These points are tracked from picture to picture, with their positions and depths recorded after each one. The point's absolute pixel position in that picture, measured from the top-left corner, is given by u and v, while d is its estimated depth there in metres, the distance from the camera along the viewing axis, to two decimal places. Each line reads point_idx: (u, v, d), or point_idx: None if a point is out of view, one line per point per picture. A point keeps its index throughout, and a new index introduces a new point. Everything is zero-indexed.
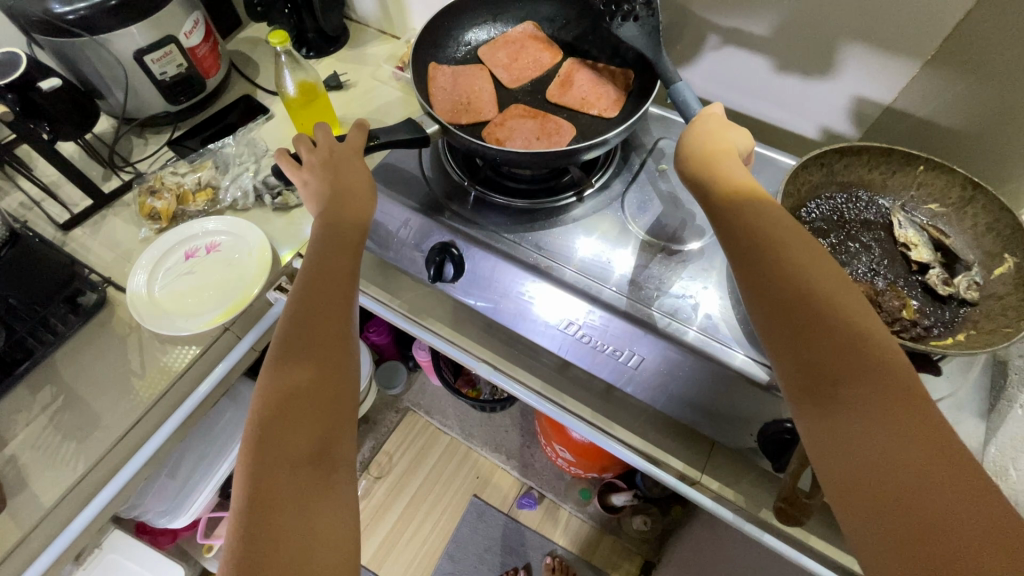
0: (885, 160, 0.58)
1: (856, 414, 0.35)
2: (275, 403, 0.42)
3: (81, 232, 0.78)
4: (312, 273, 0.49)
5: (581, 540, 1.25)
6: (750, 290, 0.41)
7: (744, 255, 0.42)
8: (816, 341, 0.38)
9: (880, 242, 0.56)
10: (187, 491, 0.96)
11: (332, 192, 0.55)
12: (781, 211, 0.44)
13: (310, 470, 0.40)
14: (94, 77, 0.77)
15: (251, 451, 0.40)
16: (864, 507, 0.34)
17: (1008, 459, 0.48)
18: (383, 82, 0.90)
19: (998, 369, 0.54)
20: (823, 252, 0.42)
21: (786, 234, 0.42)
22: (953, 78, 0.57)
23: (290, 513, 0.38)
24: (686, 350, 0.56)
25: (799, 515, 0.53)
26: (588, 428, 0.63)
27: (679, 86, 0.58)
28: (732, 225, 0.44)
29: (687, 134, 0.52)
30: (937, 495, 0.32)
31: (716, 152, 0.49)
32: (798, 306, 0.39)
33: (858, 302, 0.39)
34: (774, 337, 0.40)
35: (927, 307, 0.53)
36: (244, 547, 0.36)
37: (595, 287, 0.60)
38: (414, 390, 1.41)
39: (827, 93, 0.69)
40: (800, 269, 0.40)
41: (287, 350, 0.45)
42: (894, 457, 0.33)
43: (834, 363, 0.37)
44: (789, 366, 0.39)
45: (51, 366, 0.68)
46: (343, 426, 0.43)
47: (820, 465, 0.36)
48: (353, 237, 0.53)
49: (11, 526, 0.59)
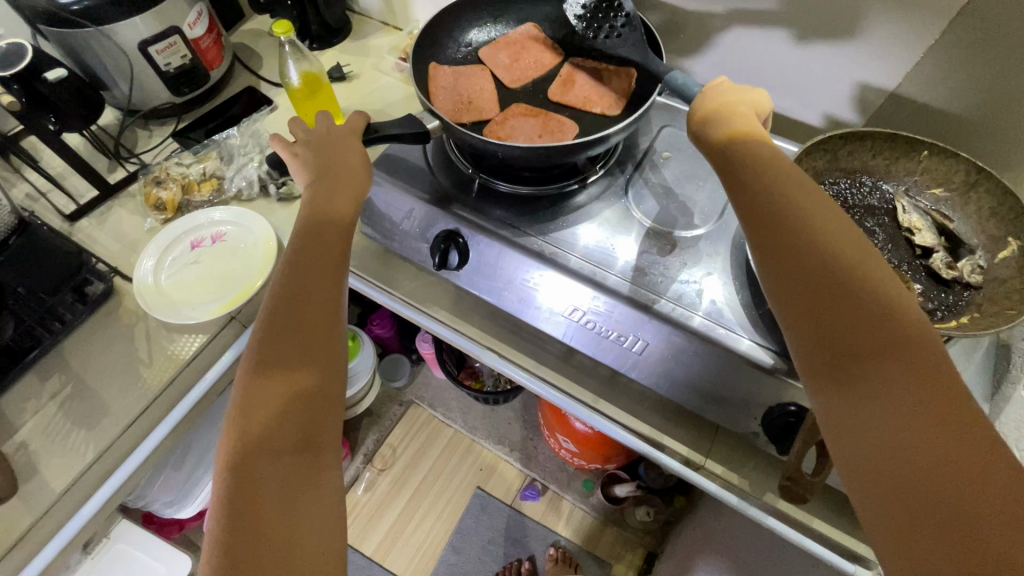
0: (890, 145, 0.58)
1: (878, 391, 0.35)
2: (258, 394, 0.42)
3: (87, 223, 0.78)
4: (303, 258, 0.48)
5: (585, 532, 1.25)
6: (773, 262, 0.41)
7: (765, 228, 0.41)
8: (839, 316, 0.37)
9: (884, 228, 0.57)
10: (192, 482, 0.98)
11: (326, 171, 0.56)
12: (801, 178, 0.43)
13: (295, 462, 0.40)
14: (99, 68, 0.78)
15: (232, 442, 0.40)
16: (875, 482, 0.33)
17: (1018, 439, 0.49)
18: (385, 74, 0.90)
19: (1002, 353, 0.54)
20: (852, 225, 0.41)
21: (813, 206, 0.41)
22: (955, 62, 0.57)
23: (270, 504, 0.38)
24: (692, 335, 0.57)
25: (805, 493, 0.52)
26: (585, 410, 0.63)
27: (677, 75, 0.56)
28: (755, 194, 0.43)
29: (704, 95, 0.51)
30: (959, 475, 0.31)
31: (731, 106, 0.49)
32: (824, 280, 0.38)
33: (885, 277, 0.38)
34: (795, 312, 0.39)
35: (931, 291, 0.53)
36: (224, 538, 0.36)
37: (599, 273, 0.61)
38: (418, 383, 1.41)
39: (830, 80, 0.70)
40: (826, 243, 0.39)
41: (272, 338, 0.44)
42: (916, 436, 0.33)
43: (858, 340, 0.36)
44: (807, 339, 0.38)
45: (59, 355, 0.69)
46: (328, 415, 0.43)
47: (839, 443, 0.36)
48: (340, 224, 0.52)
49: (22, 511, 0.60)
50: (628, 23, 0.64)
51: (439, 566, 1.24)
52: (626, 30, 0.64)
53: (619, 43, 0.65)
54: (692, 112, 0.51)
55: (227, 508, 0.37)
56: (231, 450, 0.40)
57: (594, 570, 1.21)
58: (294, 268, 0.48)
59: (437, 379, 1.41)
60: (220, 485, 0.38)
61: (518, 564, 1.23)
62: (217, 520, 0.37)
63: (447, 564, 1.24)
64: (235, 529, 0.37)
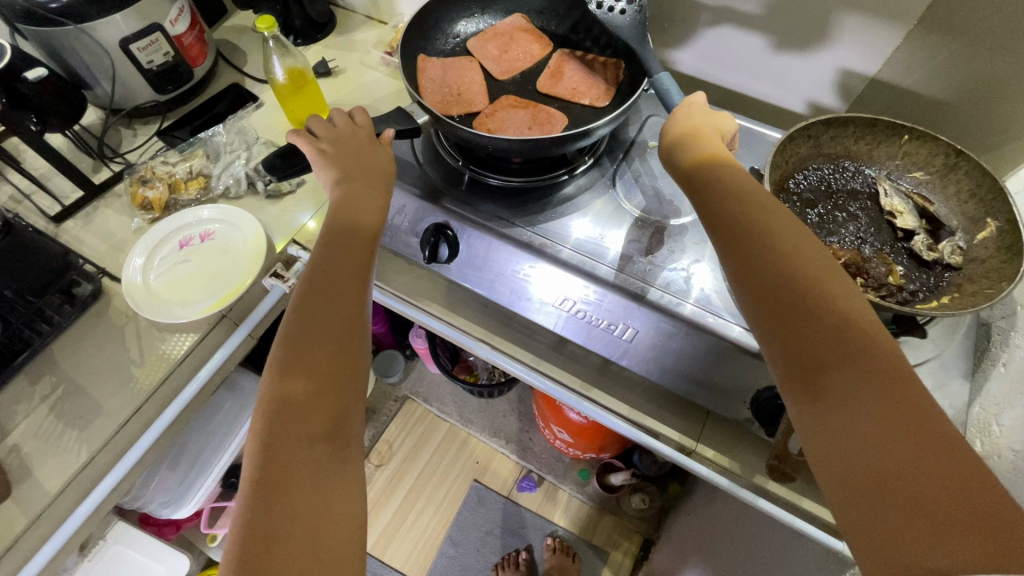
0: (871, 130, 0.59)
1: (845, 399, 0.35)
2: (280, 393, 0.42)
3: (73, 224, 0.77)
4: (323, 265, 0.49)
5: (581, 521, 1.26)
6: (739, 277, 0.42)
7: (735, 244, 0.42)
8: (803, 327, 0.38)
9: (867, 211, 0.58)
10: (188, 484, 0.96)
11: (348, 167, 0.57)
12: (763, 196, 0.44)
13: (324, 453, 0.40)
14: (80, 67, 0.77)
15: (257, 438, 0.40)
16: (851, 489, 0.33)
17: (991, 414, 0.50)
18: (373, 69, 0.90)
19: (982, 331, 0.55)
20: (813, 240, 0.42)
21: (774, 222, 0.42)
22: (932, 49, 0.58)
23: (304, 487, 0.38)
24: (681, 322, 0.58)
25: (792, 472, 0.56)
26: (579, 399, 0.64)
27: (662, 77, 0.59)
28: (721, 214, 0.44)
29: (673, 119, 0.54)
30: (927, 479, 0.31)
31: (697, 129, 0.52)
32: (787, 292, 0.39)
33: (846, 288, 0.39)
34: (763, 326, 0.40)
35: (913, 273, 0.54)
36: (251, 527, 0.36)
37: (589, 263, 0.61)
38: (412, 378, 1.42)
39: (814, 68, 0.71)
40: (787, 256, 0.40)
41: (294, 340, 0.44)
42: (884, 441, 0.33)
43: (822, 350, 0.37)
44: (779, 353, 0.39)
45: (49, 357, 0.68)
46: (353, 409, 0.43)
47: (814, 453, 0.36)
48: (363, 229, 0.53)
49: (16, 513, 0.60)
50: (634, 2, 0.61)
51: (438, 560, 1.25)
52: (632, 10, 0.61)
53: (620, 20, 0.62)
54: (658, 138, 0.54)
55: (255, 499, 0.37)
56: (258, 443, 0.40)
57: (592, 557, 1.22)
58: (316, 272, 0.48)
59: (432, 373, 1.42)
60: (252, 476, 0.39)
61: (516, 555, 1.24)
62: (243, 511, 0.37)
63: (445, 557, 1.25)
64: (262, 518, 0.36)
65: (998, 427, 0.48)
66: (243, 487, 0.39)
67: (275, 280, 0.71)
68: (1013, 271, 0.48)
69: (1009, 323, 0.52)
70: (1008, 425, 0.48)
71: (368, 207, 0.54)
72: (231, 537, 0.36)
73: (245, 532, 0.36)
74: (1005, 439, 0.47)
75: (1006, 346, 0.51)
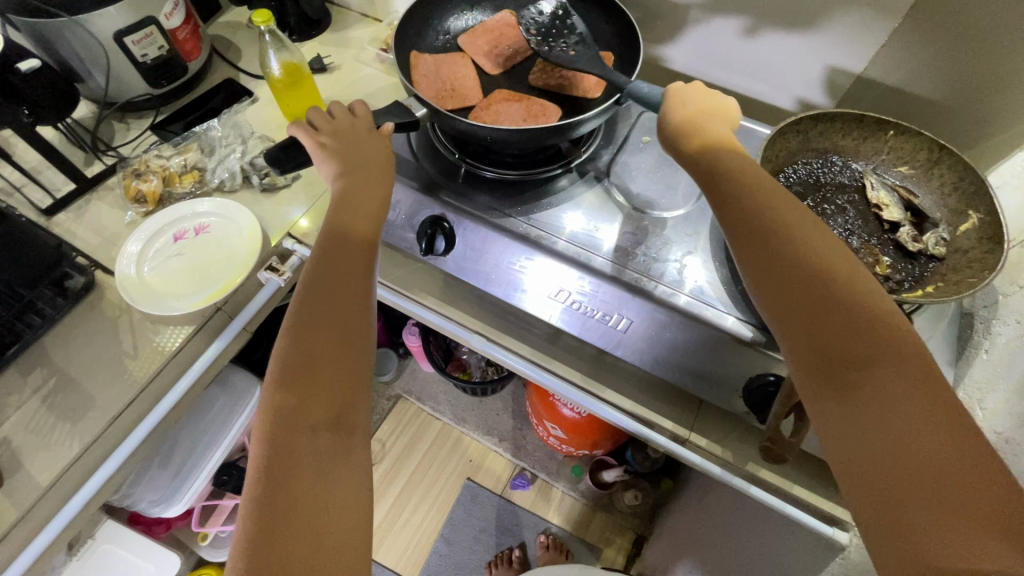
0: (859, 126, 0.61)
1: (869, 398, 0.35)
2: (286, 387, 0.42)
3: (65, 216, 0.77)
4: (337, 261, 0.49)
5: (574, 518, 1.27)
6: (760, 274, 0.42)
7: (752, 239, 0.43)
8: (826, 325, 0.38)
9: (854, 204, 0.60)
10: (179, 480, 0.95)
11: (347, 162, 0.57)
12: (774, 189, 0.45)
13: (327, 442, 0.40)
14: (73, 60, 0.76)
15: (264, 430, 0.41)
16: (868, 484, 0.34)
17: (975, 399, 0.51)
18: (367, 64, 0.90)
19: (966, 320, 0.57)
20: (832, 235, 0.42)
21: (797, 220, 0.42)
22: (917, 45, 0.60)
23: (307, 474, 0.39)
24: (675, 312, 0.59)
25: (784, 453, 0.56)
26: (588, 397, 0.64)
27: (637, 84, 0.57)
28: (738, 208, 0.44)
29: (672, 100, 0.53)
30: (947, 475, 0.32)
31: (700, 114, 0.52)
32: (815, 291, 0.39)
33: (872, 288, 0.39)
34: (788, 323, 0.40)
35: (898, 263, 0.56)
36: (258, 516, 0.37)
37: (585, 254, 0.62)
38: (406, 377, 1.42)
39: (803, 66, 0.72)
40: (811, 252, 0.41)
41: (298, 336, 0.44)
42: (909, 442, 0.33)
43: (844, 348, 0.37)
44: (801, 349, 0.39)
45: (41, 350, 0.68)
46: (358, 400, 0.44)
47: (832, 451, 0.37)
48: (366, 229, 0.52)
49: (8, 506, 0.59)
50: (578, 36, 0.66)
51: (431, 558, 1.25)
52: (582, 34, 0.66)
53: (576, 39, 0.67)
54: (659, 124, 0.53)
55: (260, 483, 0.38)
56: (265, 427, 0.41)
57: (584, 554, 1.23)
58: (326, 269, 0.48)
59: (425, 371, 1.42)
60: (256, 462, 0.39)
61: (509, 553, 1.24)
62: (250, 496, 0.38)
63: (439, 555, 1.25)
64: (268, 501, 0.37)
65: (982, 411, 0.50)
66: (250, 473, 0.39)
67: (270, 274, 0.71)
68: (995, 261, 0.50)
69: (991, 312, 0.53)
70: (991, 409, 0.49)
71: (366, 196, 0.55)
72: (240, 527, 0.37)
73: (252, 522, 0.36)
74: (989, 422, 0.48)
75: (988, 334, 0.53)
